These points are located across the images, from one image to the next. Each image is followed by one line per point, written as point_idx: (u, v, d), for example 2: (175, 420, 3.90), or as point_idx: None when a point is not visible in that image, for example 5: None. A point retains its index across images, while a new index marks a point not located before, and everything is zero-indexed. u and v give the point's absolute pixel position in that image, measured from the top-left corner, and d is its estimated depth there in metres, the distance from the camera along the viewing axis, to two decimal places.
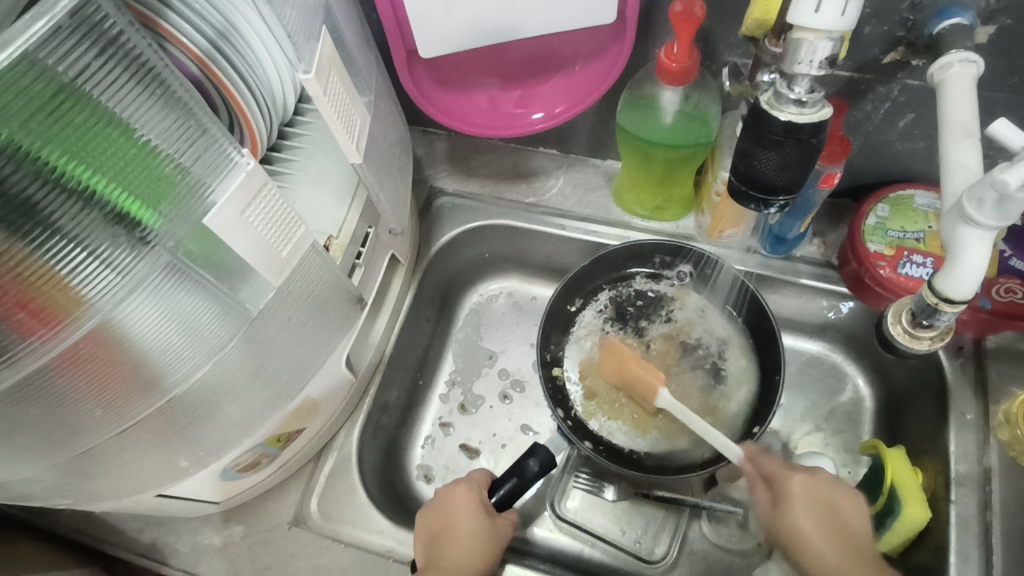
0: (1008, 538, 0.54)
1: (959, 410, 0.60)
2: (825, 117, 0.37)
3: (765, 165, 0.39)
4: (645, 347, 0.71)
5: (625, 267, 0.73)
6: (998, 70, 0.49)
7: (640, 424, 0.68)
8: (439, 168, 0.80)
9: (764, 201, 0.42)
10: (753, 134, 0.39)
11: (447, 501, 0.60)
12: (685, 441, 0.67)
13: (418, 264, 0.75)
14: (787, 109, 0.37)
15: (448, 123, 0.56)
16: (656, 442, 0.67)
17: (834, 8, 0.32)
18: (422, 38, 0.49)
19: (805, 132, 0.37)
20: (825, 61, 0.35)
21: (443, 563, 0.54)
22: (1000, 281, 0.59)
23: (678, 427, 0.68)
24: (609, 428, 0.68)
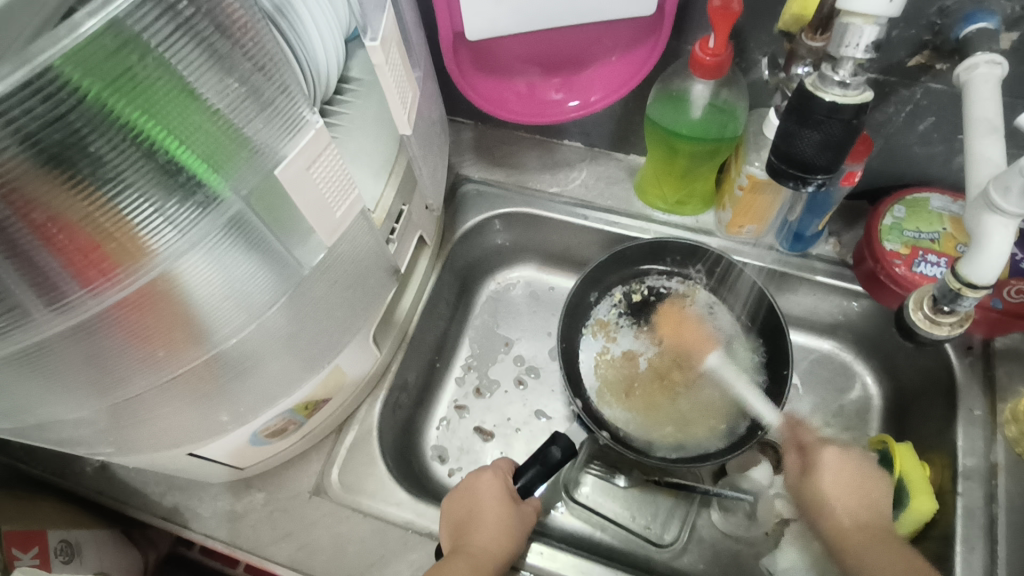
0: (1012, 529, 0.56)
1: (968, 407, 0.62)
2: (866, 99, 0.39)
3: (806, 144, 0.41)
4: (657, 342, 0.74)
5: (640, 263, 0.75)
6: (1020, 75, 0.51)
7: (654, 415, 0.70)
8: (465, 156, 0.81)
9: (802, 180, 0.43)
10: (797, 115, 0.41)
11: (472, 489, 0.61)
12: (697, 432, 0.68)
13: (443, 248, 0.76)
14: (831, 91, 0.39)
15: (486, 107, 0.59)
16: (672, 432, 0.68)
17: None
18: (470, 21, 0.51)
19: (846, 112, 0.39)
20: (870, 44, 0.37)
21: (471, 548, 0.55)
22: (1010, 282, 0.61)
23: (690, 417, 0.69)
24: (624, 419, 0.69)
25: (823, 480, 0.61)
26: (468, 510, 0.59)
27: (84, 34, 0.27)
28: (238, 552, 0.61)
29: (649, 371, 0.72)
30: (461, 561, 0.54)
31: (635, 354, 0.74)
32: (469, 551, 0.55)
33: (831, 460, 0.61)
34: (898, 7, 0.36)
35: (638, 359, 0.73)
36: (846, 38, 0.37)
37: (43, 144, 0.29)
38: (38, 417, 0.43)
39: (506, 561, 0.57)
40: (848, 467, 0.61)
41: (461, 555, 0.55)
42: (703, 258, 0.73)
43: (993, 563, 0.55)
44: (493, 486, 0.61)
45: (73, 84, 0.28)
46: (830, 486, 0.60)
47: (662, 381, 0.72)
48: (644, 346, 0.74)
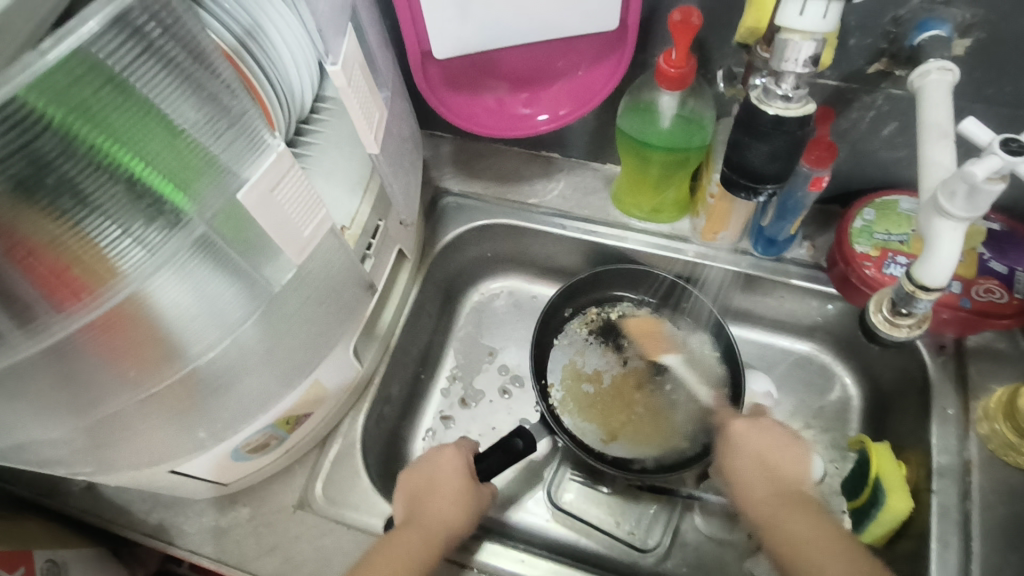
0: (986, 525, 0.56)
1: (941, 405, 0.63)
2: (808, 111, 0.41)
3: (755, 155, 0.43)
4: (623, 362, 0.76)
5: (615, 287, 0.79)
6: (975, 80, 0.53)
7: (610, 427, 0.73)
8: (445, 170, 0.83)
9: (753, 190, 0.46)
10: (745, 128, 0.43)
11: (434, 464, 0.62)
12: (649, 451, 0.71)
13: (424, 260, 0.77)
14: (774, 104, 0.41)
15: (456, 122, 0.60)
16: (627, 447, 0.71)
17: (817, 11, 0.36)
18: (437, 41, 0.52)
19: (790, 125, 0.41)
20: (809, 59, 0.38)
21: (424, 521, 0.56)
22: (978, 282, 0.62)
23: (644, 435, 0.72)
24: (582, 429, 0.72)
25: (743, 457, 0.59)
26: (428, 481, 0.61)
27: (49, 62, 0.28)
28: (225, 568, 0.61)
29: (611, 387, 0.75)
30: (411, 535, 0.55)
31: (601, 371, 0.76)
32: (420, 525, 0.56)
33: (743, 425, 0.61)
34: (834, 21, 0.37)
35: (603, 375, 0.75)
36: (786, 56, 0.38)
37: (11, 172, 0.30)
38: (16, 438, 0.44)
39: (459, 534, 0.58)
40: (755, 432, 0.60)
41: (414, 527, 0.56)
42: (654, 284, 0.77)
43: (968, 559, 0.55)
44: (455, 461, 0.62)
45: (37, 112, 0.29)
46: (743, 462, 0.59)
47: (622, 400, 0.74)
48: (609, 363, 0.76)
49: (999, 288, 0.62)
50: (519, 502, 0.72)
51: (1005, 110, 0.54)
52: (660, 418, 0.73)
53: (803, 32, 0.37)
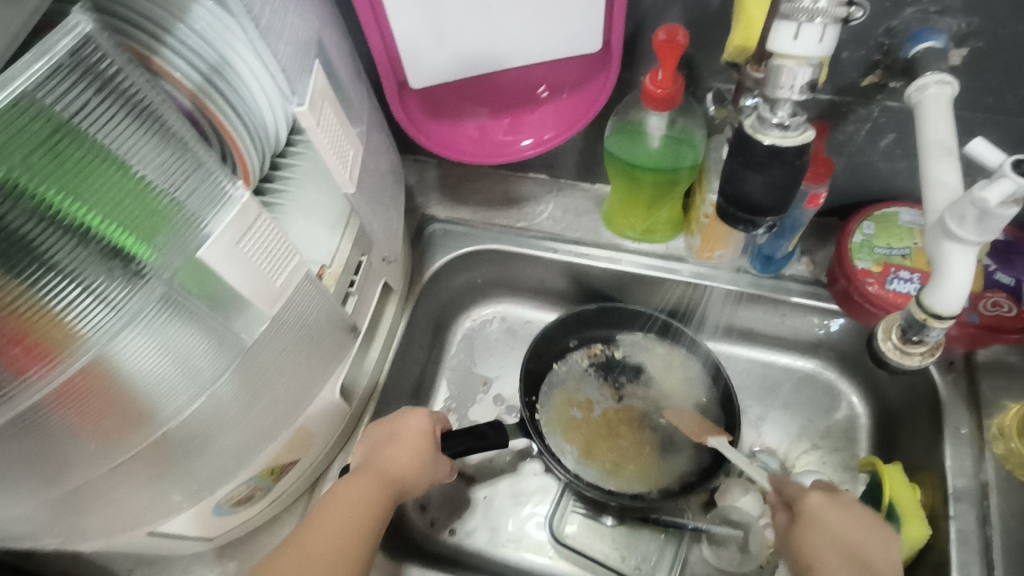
0: (1008, 552, 0.54)
1: (954, 425, 0.60)
2: (807, 139, 0.39)
3: (752, 186, 0.40)
4: (618, 399, 0.74)
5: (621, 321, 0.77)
6: (974, 90, 0.51)
7: (593, 455, 0.70)
8: (431, 196, 0.80)
9: (751, 221, 0.43)
10: (741, 157, 0.41)
11: (401, 419, 0.61)
12: (628, 485, 0.68)
13: (412, 290, 0.74)
14: (770, 133, 0.39)
15: (439, 151, 0.57)
16: (607, 478, 0.69)
17: (812, 36, 0.36)
18: (412, 70, 0.50)
19: (789, 155, 0.39)
20: (806, 85, 0.37)
21: (381, 468, 0.57)
22: (986, 295, 0.59)
23: (626, 471, 0.69)
24: (564, 450, 0.70)
25: (818, 536, 0.53)
26: (393, 432, 0.60)
27: None
28: None
29: (601, 419, 0.73)
30: (367, 481, 0.55)
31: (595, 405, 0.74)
32: (378, 470, 0.57)
33: (819, 502, 0.55)
34: (828, 48, 0.36)
35: (596, 407, 0.73)
36: (782, 81, 0.37)
37: None
38: None
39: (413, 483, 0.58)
40: (832, 509, 0.54)
41: (371, 474, 0.56)
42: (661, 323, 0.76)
43: None
44: (422, 425, 0.60)
45: None
46: (819, 542, 0.52)
47: (609, 433, 0.72)
48: (603, 397, 0.74)
49: (1007, 301, 0.59)
50: (520, 540, 0.70)
51: (1006, 119, 0.52)
52: (646, 458, 0.70)
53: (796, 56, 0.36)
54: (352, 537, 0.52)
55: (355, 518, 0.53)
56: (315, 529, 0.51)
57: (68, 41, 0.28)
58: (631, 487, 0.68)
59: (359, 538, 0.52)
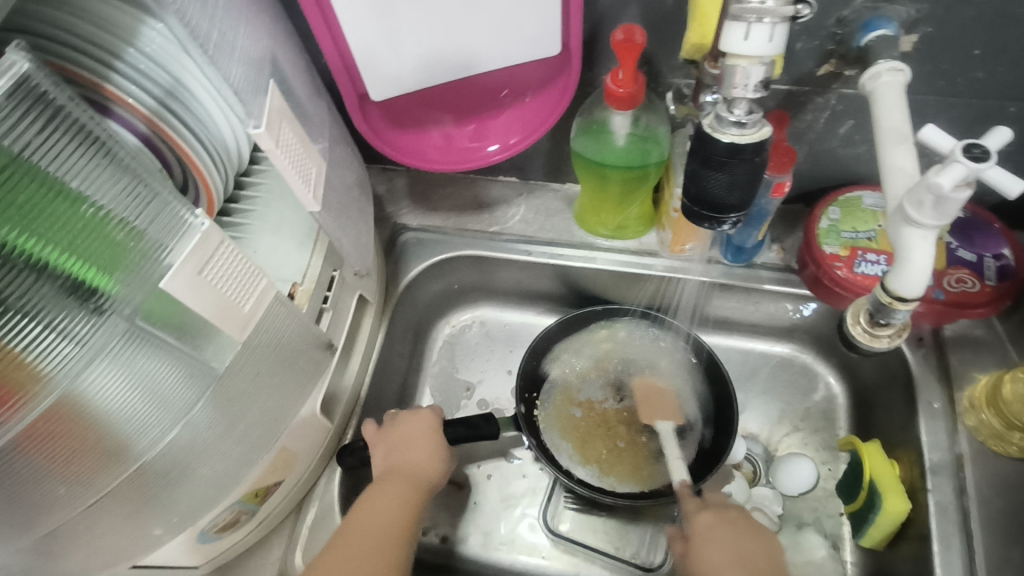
0: (985, 521, 0.55)
1: (927, 400, 0.62)
2: (765, 136, 0.39)
3: (714, 185, 0.41)
4: (619, 399, 0.73)
5: (619, 319, 0.77)
6: (925, 74, 0.52)
7: (587, 452, 0.71)
8: (401, 205, 0.79)
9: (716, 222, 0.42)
10: (701, 157, 0.41)
11: (408, 420, 0.64)
12: (620, 484, 0.68)
13: (389, 301, 0.74)
14: (728, 131, 0.39)
15: (404, 160, 0.57)
16: (596, 476, 0.69)
17: (762, 35, 0.36)
18: (372, 82, 0.50)
19: (748, 152, 0.39)
20: (759, 84, 0.38)
21: (406, 471, 0.60)
22: (949, 272, 0.60)
23: (618, 468, 0.69)
24: (558, 446, 0.71)
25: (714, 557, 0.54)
26: (403, 438, 0.62)
27: None
28: None
29: (600, 417, 0.72)
30: (397, 484, 0.58)
31: (596, 404, 0.73)
32: (403, 473, 0.60)
33: (708, 522, 0.56)
34: (778, 46, 0.37)
35: (596, 406, 0.73)
36: (736, 80, 0.38)
37: None
38: None
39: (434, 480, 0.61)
40: (722, 528, 0.56)
41: (398, 477, 0.59)
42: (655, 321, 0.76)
43: (971, 558, 0.54)
44: (430, 423, 0.64)
45: None
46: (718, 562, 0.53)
47: (606, 432, 0.72)
48: (605, 395, 0.74)
49: (972, 278, 0.60)
50: (512, 543, 0.70)
51: (958, 101, 0.53)
52: (642, 458, 0.70)
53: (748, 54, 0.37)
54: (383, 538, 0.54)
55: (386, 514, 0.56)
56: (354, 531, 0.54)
57: (8, 78, 0.27)
58: (622, 484, 0.68)
59: (394, 535, 0.54)
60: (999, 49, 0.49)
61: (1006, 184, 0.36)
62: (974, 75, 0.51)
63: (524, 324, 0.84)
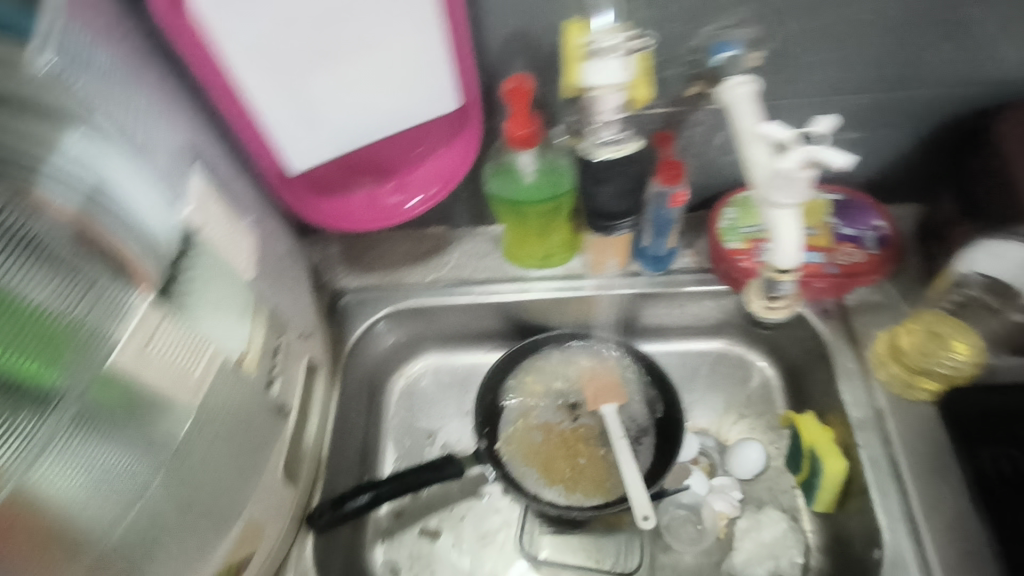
0: (913, 464, 0.60)
1: (842, 364, 0.68)
2: (632, 149, 0.56)
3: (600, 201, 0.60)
4: (573, 419, 0.77)
5: (562, 343, 0.80)
6: (776, 84, 0.60)
7: (551, 474, 0.73)
8: (337, 269, 0.81)
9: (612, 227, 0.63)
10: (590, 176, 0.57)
11: None
12: (586, 499, 0.71)
13: (338, 363, 0.76)
14: (606, 149, 0.56)
15: (335, 225, 0.61)
16: (562, 495, 0.72)
17: (610, 71, 0.48)
18: (289, 158, 0.53)
19: (622, 160, 0.56)
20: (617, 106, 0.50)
21: None
22: (837, 249, 0.68)
23: (582, 484, 0.72)
24: (522, 473, 0.73)
25: None
26: None
27: None
28: None
29: (558, 439, 0.76)
30: None
31: (552, 426, 0.77)
32: None
33: None
34: (625, 74, 0.49)
35: (553, 429, 0.76)
36: (599, 106, 0.51)
37: None
38: None
39: None
40: None
41: None
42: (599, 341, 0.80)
43: (907, 500, 0.59)
44: None
45: None
46: None
47: (566, 452, 0.75)
48: (559, 418, 0.78)
49: (856, 251, 0.68)
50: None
51: (808, 102, 0.62)
52: (603, 470, 0.73)
53: (600, 87, 0.49)
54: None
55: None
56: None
57: None
58: (587, 498, 0.71)
59: None
60: (828, 55, 0.57)
61: (835, 158, 0.40)
62: (814, 78, 0.59)
63: (474, 364, 0.86)
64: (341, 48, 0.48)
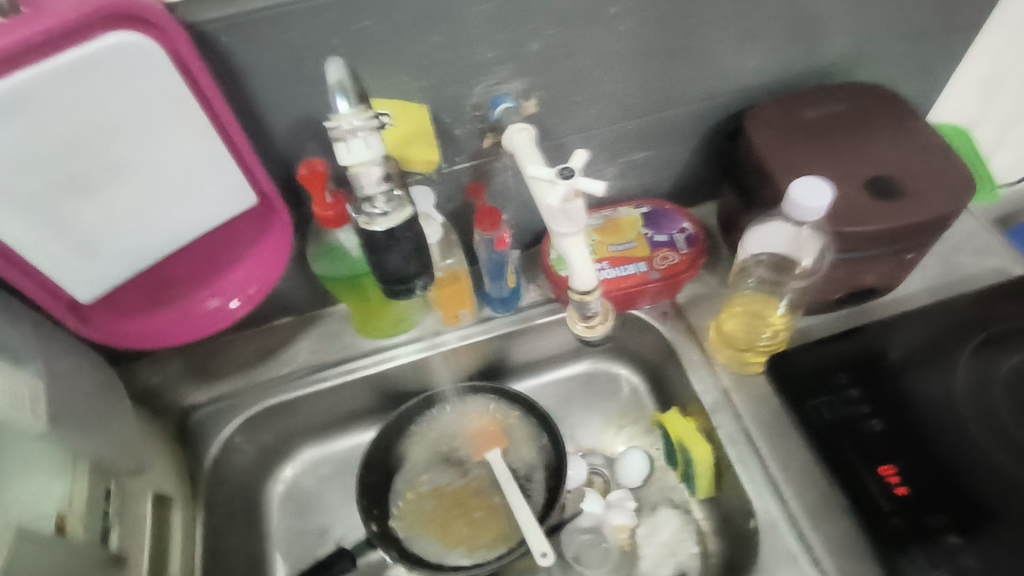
0: (763, 432, 0.65)
1: (687, 356, 0.73)
2: (409, 213, 0.45)
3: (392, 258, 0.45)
4: (463, 475, 0.77)
5: (438, 402, 0.80)
6: (559, 122, 0.65)
7: (450, 537, 0.72)
8: (185, 385, 0.76)
9: (408, 290, 0.50)
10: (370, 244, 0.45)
11: None
12: (489, 552, 0.70)
13: (199, 486, 0.70)
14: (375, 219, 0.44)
15: (151, 345, 0.58)
16: (465, 555, 0.71)
17: (359, 147, 0.41)
18: (74, 287, 0.51)
19: (400, 230, 0.45)
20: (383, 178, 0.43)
21: None
22: (654, 256, 0.74)
23: (483, 537, 0.72)
24: (422, 546, 0.72)
25: None
26: None
27: None
28: None
29: (451, 499, 0.75)
30: None
31: (443, 488, 0.76)
32: None
33: None
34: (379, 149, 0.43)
35: (445, 490, 0.76)
36: (362, 182, 0.43)
37: None
38: None
39: None
40: None
41: None
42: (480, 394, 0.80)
43: (765, 465, 0.64)
44: None
45: None
46: None
47: (461, 510, 0.74)
48: (450, 477, 0.77)
49: (671, 254, 0.74)
50: None
51: (593, 133, 0.68)
52: (500, 517, 0.73)
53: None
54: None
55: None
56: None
57: None
58: (490, 550, 0.71)
59: None
60: (591, 92, 0.63)
61: (593, 186, 0.44)
62: (588, 113, 0.65)
63: (354, 447, 0.84)
64: (105, 175, 0.47)
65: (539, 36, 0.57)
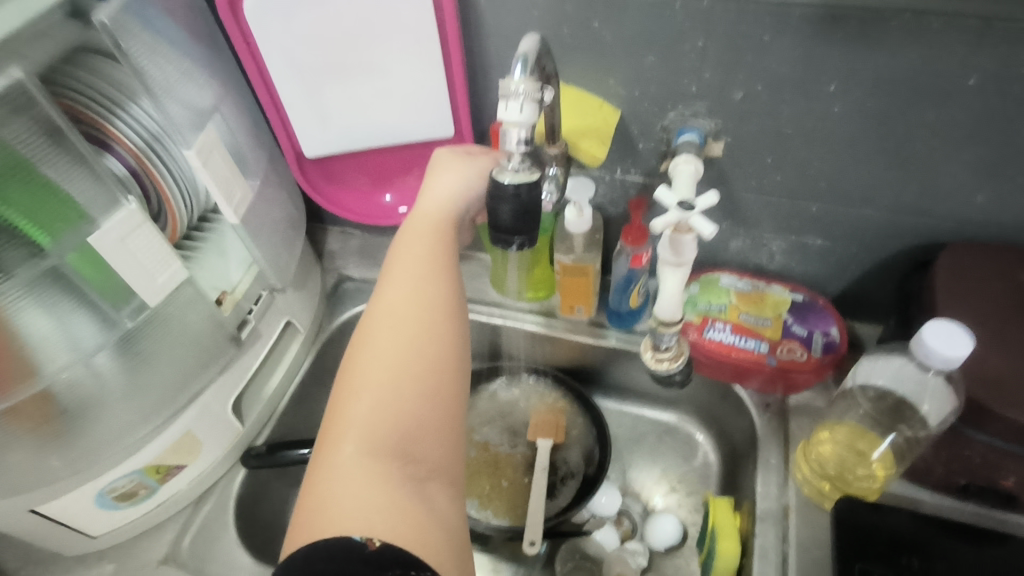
0: (799, 566, 0.59)
1: (765, 456, 0.67)
2: (535, 177, 0.48)
3: (502, 214, 0.48)
4: (511, 445, 0.81)
5: (527, 374, 0.86)
6: (741, 175, 0.64)
7: (473, 486, 0.78)
8: (349, 259, 0.91)
9: (507, 244, 0.50)
10: (493, 195, 0.48)
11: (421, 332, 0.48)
12: (494, 516, 0.75)
13: (320, 336, 0.85)
14: (506, 173, 0.47)
15: (331, 209, 0.74)
16: (474, 507, 0.76)
17: (516, 108, 0.45)
18: (305, 142, 0.67)
19: (521, 189, 0.47)
20: (523, 141, 0.46)
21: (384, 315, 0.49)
22: (781, 343, 0.70)
23: (497, 503, 0.76)
24: None
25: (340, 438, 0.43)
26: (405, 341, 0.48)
27: None
28: None
29: (490, 457, 0.80)
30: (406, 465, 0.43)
31: (490, 447, 0.81)
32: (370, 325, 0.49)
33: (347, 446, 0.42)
34: (534, 117, 0.46)
35: (491, 448, 0.81)
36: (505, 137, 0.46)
37: None
38: None
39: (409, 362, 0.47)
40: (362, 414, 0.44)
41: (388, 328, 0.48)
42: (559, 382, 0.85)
43: None
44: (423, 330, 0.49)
45: None
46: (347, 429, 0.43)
47: (493, 470, 0.79)
48: (502, 440, 0.82)
49: (800, 349, 0.70)
50: None
51: (772, 198, 0.65)
52: (519, 495, 0.77)
53: (509, 123, 0.46)
54: (411, 334, 0.48)
55: (411, 311, 0.49)
56: (360, 380, 0.46)
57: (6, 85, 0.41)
58: (496, 515, 0.75)
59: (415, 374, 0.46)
60: (784, 157, 0.61)
61: (704, 227, 0.47)
62: (773, 178, 0.63)
63: None
64: (354, 69, 0.61)
65: (744, 83, 0.57)
